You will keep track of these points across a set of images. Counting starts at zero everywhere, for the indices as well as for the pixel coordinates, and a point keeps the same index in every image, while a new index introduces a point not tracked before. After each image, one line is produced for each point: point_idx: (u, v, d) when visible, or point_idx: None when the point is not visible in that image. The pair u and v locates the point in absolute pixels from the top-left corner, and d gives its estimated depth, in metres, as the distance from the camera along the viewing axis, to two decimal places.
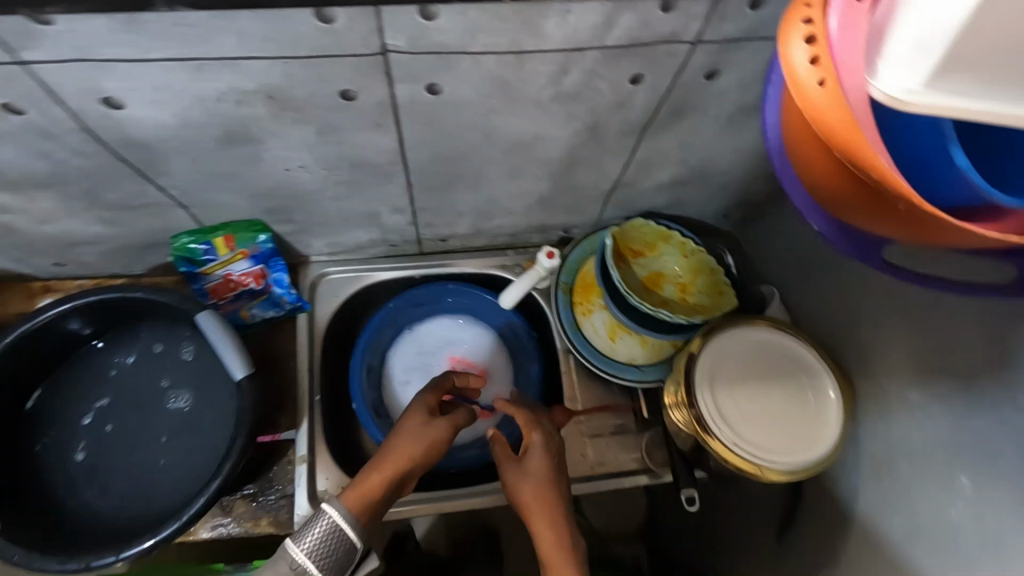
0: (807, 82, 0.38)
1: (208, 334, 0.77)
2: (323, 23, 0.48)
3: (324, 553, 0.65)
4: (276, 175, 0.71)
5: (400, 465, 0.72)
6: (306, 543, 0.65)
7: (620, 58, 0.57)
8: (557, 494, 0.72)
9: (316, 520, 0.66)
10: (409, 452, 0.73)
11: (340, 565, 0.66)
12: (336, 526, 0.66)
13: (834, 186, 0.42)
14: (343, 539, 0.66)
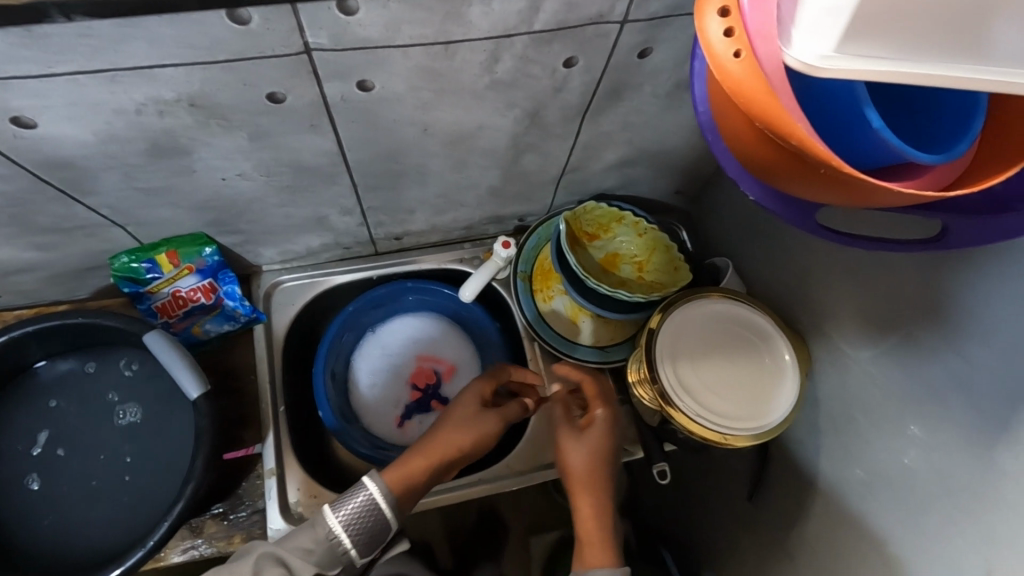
0: (723, 54, 0.38)
1: (158, 354, 0.74)
2: (238, 24, 0.47)
3: (359, 526, 0.66)
4: (212, 185, 0.69)
5: (444, 452, 0.74)
6: (343, 513, 0.65)
7: (550, 42, 0.57)
8: (605, 482, 0.75)
9: (355, 491, 0.67)
10: (457, 441, 0.75)
11: (373, 540, 0.67)
12: (373, 500, 0.66)
13: (760, 154, 0.43)
14: (380, 515, 0.66)
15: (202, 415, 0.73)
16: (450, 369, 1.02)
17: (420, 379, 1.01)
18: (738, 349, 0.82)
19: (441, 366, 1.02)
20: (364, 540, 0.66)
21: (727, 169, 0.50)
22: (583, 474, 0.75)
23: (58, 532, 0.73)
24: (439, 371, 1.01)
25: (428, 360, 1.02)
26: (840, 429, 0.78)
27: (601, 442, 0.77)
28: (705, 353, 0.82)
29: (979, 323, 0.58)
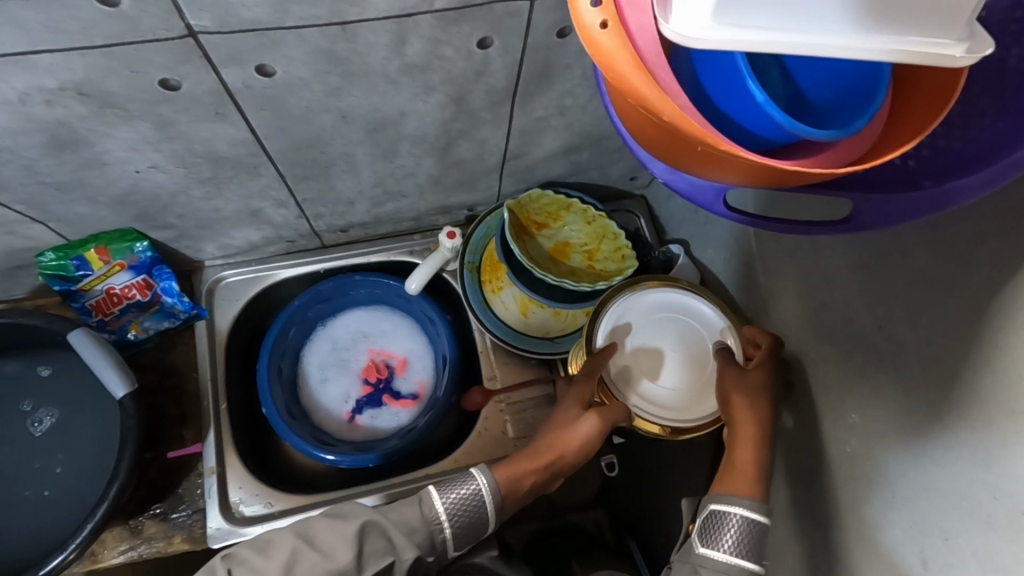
0: (592, 24, 0.35)
1: (82, 353, 0.72)
2: (109, 7, 0.45)
3: (460, 516, 0.62)
4: (127, 178, 0.67)
5: (553, 460, 0.71)
6: (449, 498, 0.62)
7: (458, 22, 0.55)
8: (769, 416, 0.67)
9: (463, 480, 0.64)
10: (577, 439, 0.72)
11: (467, 537, 0.63)
12: (479, 494, 0.63)
13: (645, 134, 0.40)
14: (482, 510, 0.63)
15: (128, 415, 0.72)
16: (402, 363, 1.00)
17: (370, 372, 0.99)
18: (675, 334, 0.80)
19: (392, 360, 1.00)
20: (461, 533, 0.63)
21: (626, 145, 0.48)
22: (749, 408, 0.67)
23: None
24: (390, 364, 0.99)
25: (379, 353, 1.00)
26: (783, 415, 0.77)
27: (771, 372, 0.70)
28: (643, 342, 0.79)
29: (901, 303, 0.56)
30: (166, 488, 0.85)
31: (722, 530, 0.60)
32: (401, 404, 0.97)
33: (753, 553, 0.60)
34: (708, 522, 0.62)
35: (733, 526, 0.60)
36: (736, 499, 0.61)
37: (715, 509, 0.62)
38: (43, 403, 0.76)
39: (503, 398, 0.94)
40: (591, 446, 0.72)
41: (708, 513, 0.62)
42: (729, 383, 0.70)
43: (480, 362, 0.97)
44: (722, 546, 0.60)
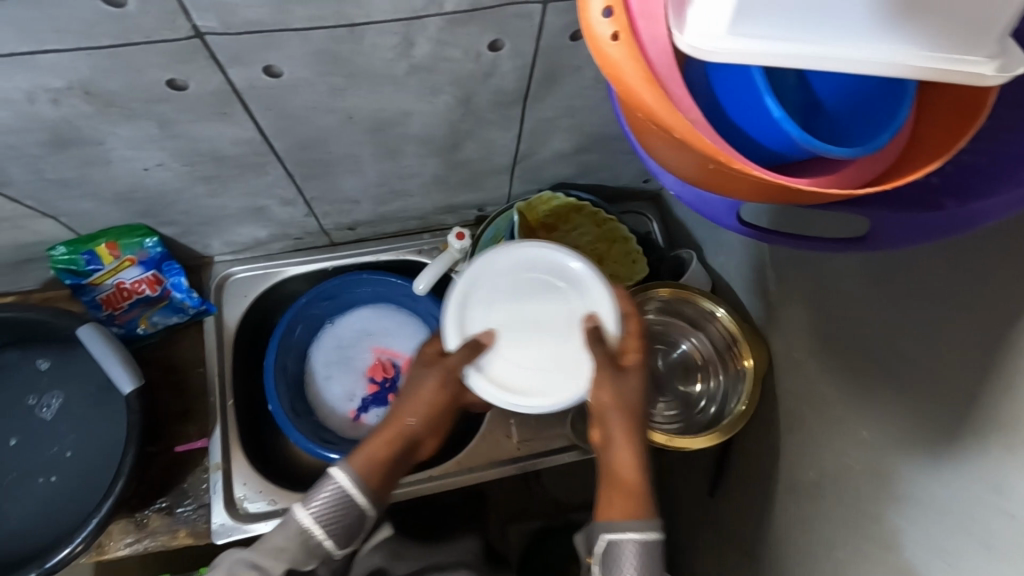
0: (603, 35, 0.34)
1: (92, 350, 0.73)
2: (113, 7, 0.44)
3: (333, 520, 0.55)
4: (132, 176, 0.66)
5: (398, 429, 0.63)
6: (315, 507, 0.55)
7: (468, 24, 0.54)
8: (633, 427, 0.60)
9: (323, 483, 0.56)
10: (416, 407, 0.64)
11: (350, 534, 0.56)
12: (344, 491, 0.56)
13: (657, 148, 0.39)
14: (354, 505, 0.56)
15: (133, 410, 0.72)
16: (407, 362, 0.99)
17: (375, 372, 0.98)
18: (556, 295, 0.68)
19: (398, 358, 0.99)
20: (341, 532, 0.56)
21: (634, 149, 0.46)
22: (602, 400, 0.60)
23: None
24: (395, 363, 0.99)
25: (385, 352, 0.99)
26: (794, 426, 0.75)
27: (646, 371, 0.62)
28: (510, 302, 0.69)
29: (911, 323, 0.55)
30: (169, 482, 0.85)
31: (622, 575, 0.51)
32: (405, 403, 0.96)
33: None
34: (606, 572, 0.52)
35: (631, 561, 0.52)
36: (626, 525, 0.53)
37: (610, 549, 0.53)
38: (45, 394, 0.77)
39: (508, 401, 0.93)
40: (440, 406, 0.65)
41: (602, 565, 0.53)
42: (602, 385, 0.60)
43: None
44: None
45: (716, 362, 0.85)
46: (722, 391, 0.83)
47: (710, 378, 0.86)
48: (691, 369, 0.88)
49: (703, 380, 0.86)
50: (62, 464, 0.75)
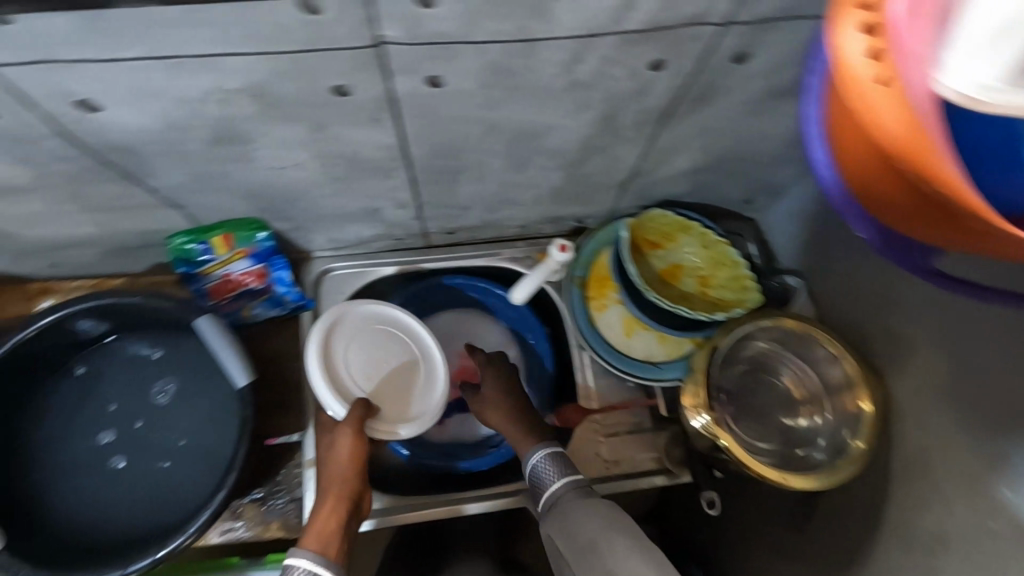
0: (865, 80, 0.32)
1: (207, 339, 0.74)
2: (310, 15, 0.44)
3: None
4: (269, 174, 0.67)
5: (343, 488, 0.70)
6: None
7: (639, 44, 0.52)
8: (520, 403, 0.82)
9: None
10: (343, 473, 0.71)
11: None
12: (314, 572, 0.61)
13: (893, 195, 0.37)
14: None
15: (246, 405, 0.72)
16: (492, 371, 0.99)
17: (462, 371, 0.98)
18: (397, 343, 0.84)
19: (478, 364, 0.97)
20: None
21: (833, 201, 0.44)
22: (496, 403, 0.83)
23: (117, 510, 0.73)
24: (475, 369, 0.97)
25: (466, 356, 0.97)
26: (912, 474, 0.72)
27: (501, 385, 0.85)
28: (367, 351, 0.81)
29: None
30: (264, 473, 0.86)
31: (545, 483, 0.68)
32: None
33: (561, 469, 0.68)
34: (539, 495, 0.68)
35: (546, 468, 0.69)
36: (531, 453, 0.71)
37: (530, 476, 0.70)
38: (158, 382, 0.78)
39: (599, 418, 0.92)
40: (363, 457, 0.72)
41: (546, 501, 0.67)
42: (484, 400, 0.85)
43: (575, 380, 0.95)
44: (551, 482, 0.68)
45: (823, 399, 0.82)
46: (828, 429, 0.80)
47: (818, 415, 0.82)
48: (795, 402, 0.85)
49: (808, 416, 0.84)
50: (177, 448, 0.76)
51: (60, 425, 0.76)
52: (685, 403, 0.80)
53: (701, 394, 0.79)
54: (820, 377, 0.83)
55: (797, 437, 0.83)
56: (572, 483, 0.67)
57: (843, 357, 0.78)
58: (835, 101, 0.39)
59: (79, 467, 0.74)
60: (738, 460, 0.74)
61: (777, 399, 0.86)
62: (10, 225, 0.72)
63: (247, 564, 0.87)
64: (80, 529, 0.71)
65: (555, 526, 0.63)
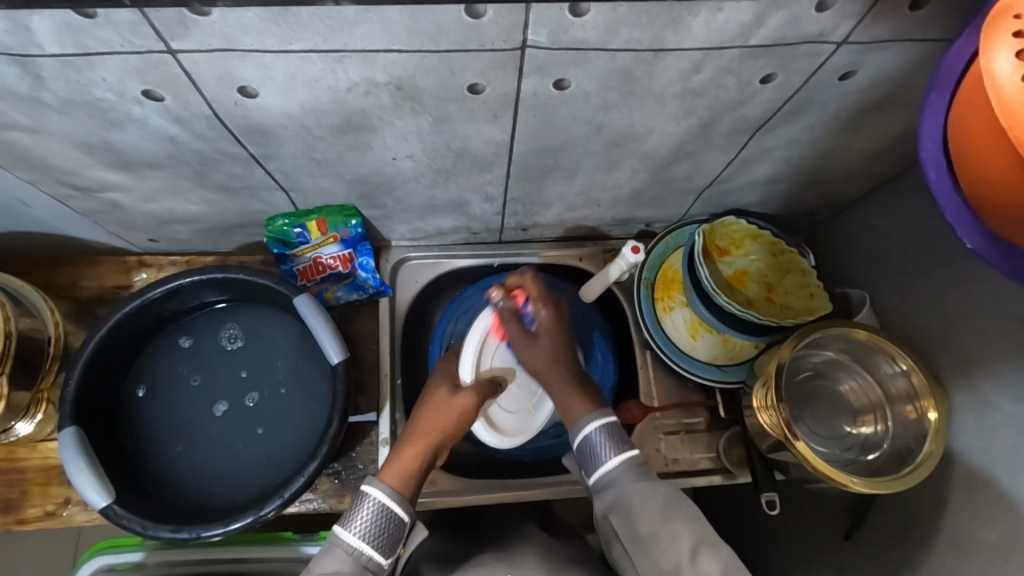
0: (1017, 100, 0.36)
1: (305, 316, 0.78)
2: (471, 18, 0.48)
3: (375, 534, 0.67)
4: (381, 164, 0.71)
5: (433, 438, 0.76)
6: (357, 527, 0.67)
7: (757, 57, 0.56)
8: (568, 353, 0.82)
9: (362, 503, 0.68)
10: (439, 425, 0.77)
11: (393, 539, 0.69)
12: (382, 506, 0.68)
13: None
14: (391, 515, 0.69)
15: (340, 380, 0.76)
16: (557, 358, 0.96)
17: (519, 341, 0.84)
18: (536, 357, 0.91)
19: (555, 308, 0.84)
20: (386, 542, 0.68)
21: (945, 213, 0.48)
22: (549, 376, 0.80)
23: (211, 473, 0.77)
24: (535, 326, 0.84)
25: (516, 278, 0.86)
26: (975, 487, 0.74)
27: (557, 336, 0.82)
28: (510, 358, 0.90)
29: None
30: (341, 448, 0.90)
31: (600, 457, 0.72)
32: (527, 323, 0.85)
33: (617, 445, 0.72)
34: (590, 465, 0.72)
35: (601, 444, 0.72)
36: (584, 422, 0.74)
37: (581, 445, 0.74)
38: (223, 332, 0.83)
39: (659, 416, 0.95)
40: (466, 412, 0.80)
41: (601, 475, 0.71)
42: (521, 345, 0.83)
43: (638, 377, 0.99)
44: (604, 457, 0.71)
45: (885, 408, 0.84)
46: (892, 436, 0.82)
47: (881, 423, 0.84)
48: (857, 411, 0.87)
49: (871, 424, 0.85)
50: (265, 389, 0.81)
51: (161, 414, 0.80)
52: (755, 403, 0.85)
53: (769, 394, 0.82)
54: (882, 388, 0.85)
55: (860, 445, 0.85)
56: (629, 462, 0.71)
57: (911, 370, 0.80)
58: (964, 124, 0.44)
59: (196, 441, 0.79)
60: (805, 461, 0.76)
61: (837, 407, 0.88)
62: (130, 199, 0.77)
63: (301, 540, 0.93)
64: (188, 486, 0.76)
65: (611, 501, 0.69)
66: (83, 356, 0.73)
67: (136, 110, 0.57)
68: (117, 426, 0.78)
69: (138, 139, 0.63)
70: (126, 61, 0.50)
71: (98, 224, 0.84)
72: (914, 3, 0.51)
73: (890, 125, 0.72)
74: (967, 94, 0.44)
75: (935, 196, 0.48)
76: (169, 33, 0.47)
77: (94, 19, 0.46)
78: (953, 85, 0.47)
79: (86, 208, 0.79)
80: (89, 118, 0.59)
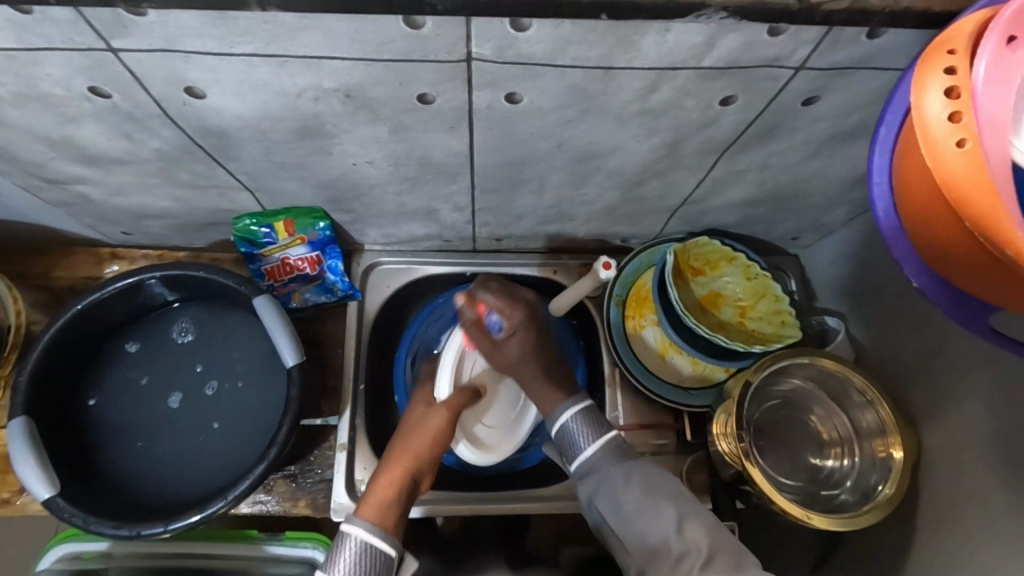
0: (943, 141, 0.34)
1: (264, 318, 0.77)
2: (412, 28, 0.47)
3: (361, 573, 0.66)
4: (343, 169, 0.71)
5: (410, 463, 0.75)
6: (340, 569, 0.66)
7: (714, 79, 0.55)
8: (541, 351, 0.81)
9: (344, 544, 0.67)
10: (416, 452, 0.76)
11: (384, 574, 0.68)
12: (367, 544, 0.67)
13: (961, 249, 0.40)
14: (375, 551, 0.67)
15: (294, 383, 0.75)
16: None
17: (489, 349, 0.82)
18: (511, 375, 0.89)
19: (522, 302, 0.83)
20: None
21: (892, 251, 0.47)
22: (522, 375, 0.80)
23: (161, 471, 0.77)
24: (502, 331, 0.82)
25: (473, 289, 0.84)
26: (939, 527, 0.72)
27: (530, 342, 0.81)
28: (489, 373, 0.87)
29: None
30: (299, 451, 0.90)
31: (578, 445, 0.73)
32: (494, 330, 0.82)
33: (595, 431, 0.73)
34: (571, 454, 0.74)
35: (578, 430, 0.74)
36: (559, 412, 0.76)
37: (559, 434, 0.75)
38: (174, 326, 0.83)
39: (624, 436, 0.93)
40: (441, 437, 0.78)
41: (580, 462, 0.73)
42: (493, 359, 0.82)
43: (605, 395, 0.97)
44: (581, 445, 0.73)
45: (852, 441, 0.82)
46: (857, 471, 0.80)
47: (846, 456, 0.82)
48: (824, 442, 0.85)
49: (837, 456, 0.83)
50: (220, 378, 0.81)
51: (118, 414, 0.79)
52: (714, 429, 0.83)
53: (732, 421, 0.80)
54: (850, 420, 0.83)
55: (825, 478, 0.83)
56: (608, 446, 0.72)
57: (877, 403, 0.78)
58: (904, 161, 0.43)
59: (143, 438, 0.78)
60: (763, 492, 0.74)
61: (804, 437, 0.86)
62: (97, 192, 0.77)
63: (265, 540, 0.92)
64: (137, 483, 0.76)
65: (593, 487, 0.71)
66: (38, 347, 0.73)
67: (89, 106, 0.57)
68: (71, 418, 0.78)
69: (96, 134, 0.63)
70: (71, 58, 0.50)
71: (69, 216, 0.84)
72: (871, 32, 0.50)
73: (864, 151, 0.70)
74: (909, 132, 0.43)
75: (883, 233, 0.47)
76: (110, 32, 0.47)
77: (33, 16, 0.45)
78: (902, 118, 0.45)
79: (55, 199, 0.79)
80: (44, 112, 0.59)
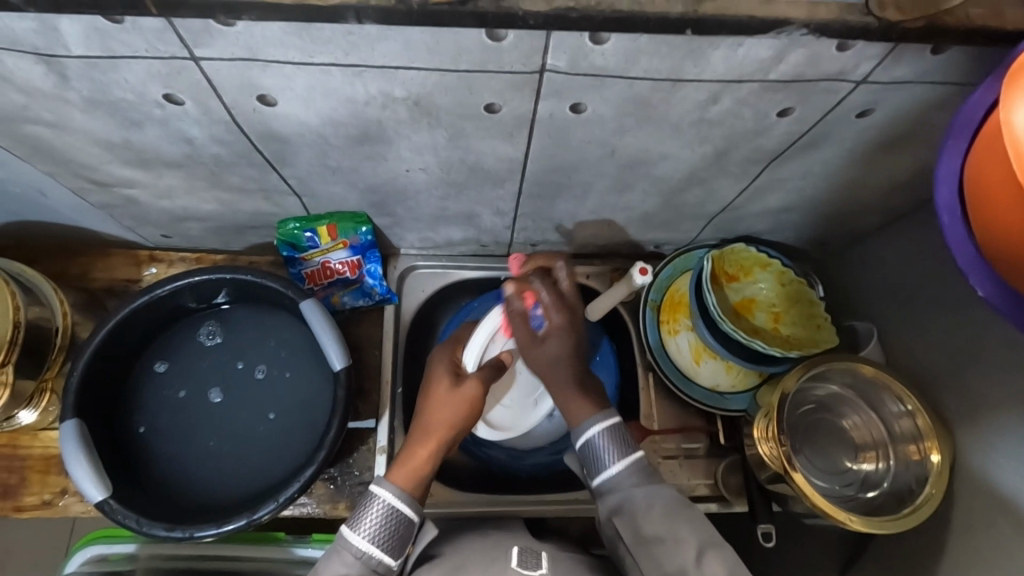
0: None
1: (311, 322, 0.78)
2: (492, 41, 0.48)
3: (383, 536, 0.68)
4: (395, 175, 0.72)
5: (439, 437, 0.75)
6: (365, 530, 0.68)
7: (774, 92, 0.56)
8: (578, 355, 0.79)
9: (370, 504, 0.69)
10: (446, 418, 0.76)
11: (404, 540, 0.69)
12: (389, 508, 0.69)
13: None
14: (399, 517, 0.69)
15: (341, 385, 0.76)
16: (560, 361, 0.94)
17: (529, 342, 0.79)
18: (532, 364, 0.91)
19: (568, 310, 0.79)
20: (394, 543, 0.68)
21: (958, 258, 0.50)
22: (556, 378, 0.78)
23: (206, 473, 0.77)
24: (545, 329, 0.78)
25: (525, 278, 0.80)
26: (972, 528, 0.73)
27: (573, 347, 0.78)
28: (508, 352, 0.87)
29: None
30: (338, 453, 0.90)
31: (603, 461, 0.73)
32: (536, 325, 0.80)
33: (619, 449, 0.73)
34: (594, 469, 0.73)
35: (602, 446, 0.73)
36: (585, 427, 0.74)
37: (583, 449, 0.74)
38: (203, 326, 0.84)
39: (659, 439, 0.95)
40: (471, 407, 0.78)
41: (603, 479, 0.72)
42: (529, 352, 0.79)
43: (638, 398, 0.98)
44: (606, 461, 0.73)
45: (887, 445, 0.83)
46: (894, 475, 0.81)
47: (883, 460, 0.83)
48: (858, 446, 0.86)
49: (872, 461, 0.84)
50: (264, 381, 0.82)
51: (171, 432, 0.79)
52: (754, 432, 0.85)
53: (771, 425, 0.81)
54: (886, 426, 0.84)
55: (860, 481, 0.84)
56: (633, 468, 0.72)
57: (915, 411, 0.79)
58: (978, 173, 0.46)
59: (189, 440, 0.79)
60: (804, 495, 0.75)
61: (840, 441, 0.87)
62: (145, 195, 0.78)
63: (292, 542, 0.91)
64: (185, 485, 0.77)
65: (615, 506, 0.70)
66: (88, 350, 0.73)
67: (158, 112, 0.58)
68: (116, 421, 0.79)
69: (158, 139, 0.63)
70: (151, 65, 0.51)
71: (112, 217, 0.85)
72: (934, 48, 0.51)
73: (906, 162, 0.72)
74: (984, 148, 0.46)
75: (949, 241, 0.50)
76: (195, 41, 0.48)
77: (122, 25, 0.46)
78: (970, 134, 0.49)
79: (101, 202, 0.80)
80: (110, 117, 0.59)
